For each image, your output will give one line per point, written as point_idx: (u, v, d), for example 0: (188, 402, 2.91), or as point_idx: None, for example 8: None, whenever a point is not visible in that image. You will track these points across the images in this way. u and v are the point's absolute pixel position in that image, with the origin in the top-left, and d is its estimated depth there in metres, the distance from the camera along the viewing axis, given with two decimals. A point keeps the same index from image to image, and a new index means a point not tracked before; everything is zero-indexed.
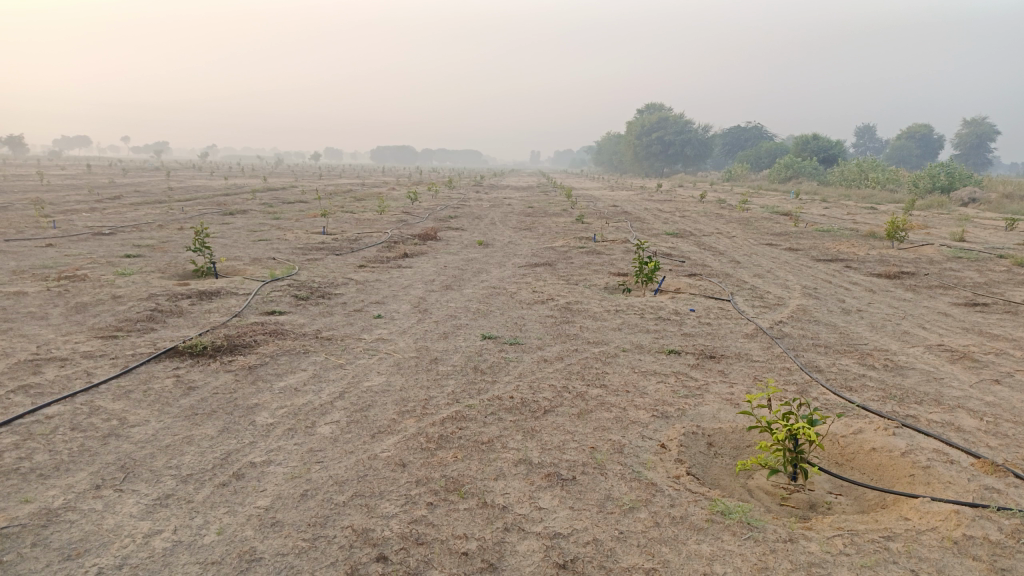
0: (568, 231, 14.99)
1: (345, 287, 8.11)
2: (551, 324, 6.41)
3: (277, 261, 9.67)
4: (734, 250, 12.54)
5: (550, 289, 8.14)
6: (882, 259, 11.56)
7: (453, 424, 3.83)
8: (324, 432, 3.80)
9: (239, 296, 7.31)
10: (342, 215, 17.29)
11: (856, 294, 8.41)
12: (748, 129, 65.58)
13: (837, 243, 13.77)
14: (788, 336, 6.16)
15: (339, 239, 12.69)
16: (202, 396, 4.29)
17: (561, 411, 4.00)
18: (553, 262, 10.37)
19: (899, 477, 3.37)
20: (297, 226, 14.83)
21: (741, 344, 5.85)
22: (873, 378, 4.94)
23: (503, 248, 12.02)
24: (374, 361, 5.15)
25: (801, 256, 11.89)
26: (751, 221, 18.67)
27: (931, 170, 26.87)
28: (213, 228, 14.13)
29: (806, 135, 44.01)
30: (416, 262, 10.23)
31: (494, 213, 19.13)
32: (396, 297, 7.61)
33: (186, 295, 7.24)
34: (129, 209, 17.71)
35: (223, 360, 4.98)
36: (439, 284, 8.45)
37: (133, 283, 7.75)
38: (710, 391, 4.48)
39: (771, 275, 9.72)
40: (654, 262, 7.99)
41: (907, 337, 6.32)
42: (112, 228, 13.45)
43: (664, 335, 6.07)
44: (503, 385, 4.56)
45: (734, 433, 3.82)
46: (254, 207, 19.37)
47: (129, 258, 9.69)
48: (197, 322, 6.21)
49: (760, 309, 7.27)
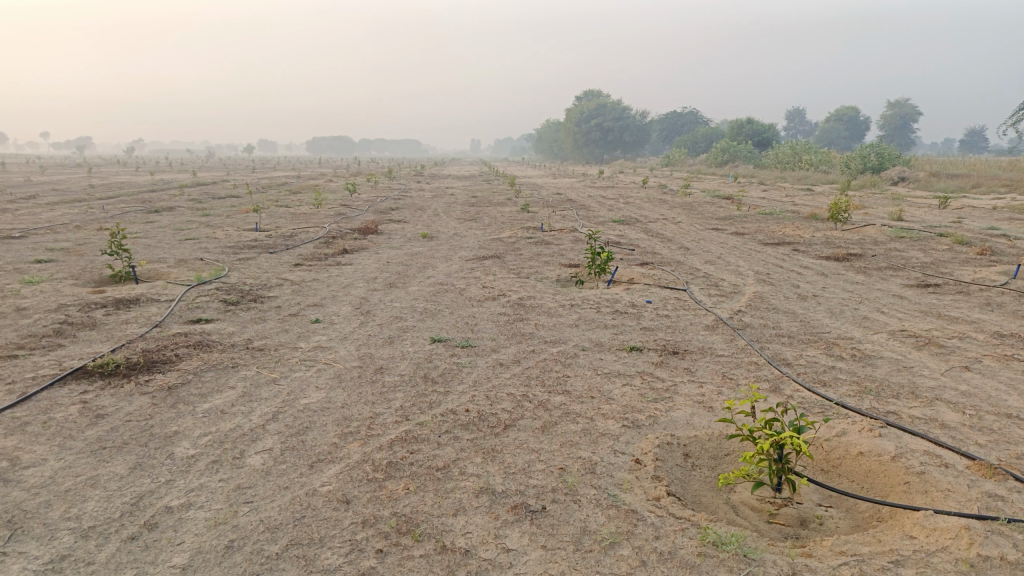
0: (513, 221, 14.59)
1: (280, 289, 7.54)
2: (503, 323, 6.01)
3: (205, 263, 8.99)
4: (681, 236, 12.37)
5: (500, 284, 7.74)
6: (828, 241, 11.55)
7: (403, 447, 3.41)
8: (254, 465, 3.32)
9: (162, 304, 6.68)
10: (276, 209, 16.51)
11: (809, 278, 8.27)
12: (684, 116, 66.40)
13: (781, 225, 13.76)
14: (750, 327, 5.91)
15: (274, 236, 12.00)
16: (112, 426, 3.75)
17: (522, 425, 3.61)
18: (501, 254, 9.95)
19: (893, 486, 3.11)
20: (229, 223, 14.01)
21: (703, 337, 5.57)
22: (844, 371, 4.70)
23: (448, 240, 11.56)
24: (312, 374, 4.67)
25: (748, 240, 11.79)
26: (694, 205, 18.63)
27: (862, 152, 27.45)
28: (136, 227, 13.23)
29: (741, 119, 44.75)
30: (356, 259, 9.68)
31: (436, 204, 18.57)
32: (335, 298, 7.10)
33: (102, 304, 6.57)
34: (43, 210, 16.47)
35: (139, 380, 4.42)
36: (382, 282, 7.95)
37: (41, 292, 7.02)
38: (680, 393, 4.15)
39: (723, 261, 9.52)
40: (606, 252, 7.67)
41: (868, 322, 6.15)
42: (22, 231, 12.43)
43: (623, 330, 5.74)
44: (456, 397, 4.15)
45: (712, 442, 3.49)
46: (182, 203, 18.37)
47: (39, 263, 8.87)
48: (112, 335, 5.59)
49: (717, 298, 7.02)
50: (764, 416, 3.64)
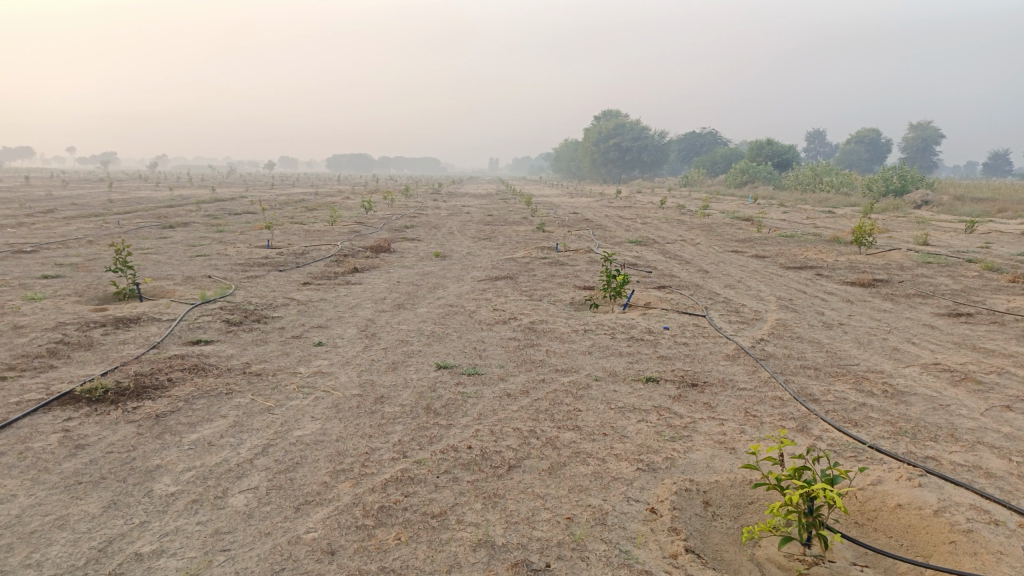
0: (528, 240, 14.36)
1: (285, 309, 7.34)
2: (513, 349, 5.75)
3: (212, 281, 8.82)
4: (700, 259, 12.08)
5: (512, 307, 7.49)
6: (852, 265, 11.20)
7: (397, 490, 3.14)
8: (236, 506, 3.07)
9: (162, 323, 6.49)
10: (290, 226, 16.42)
11: (834, 305, 7.94)
12: (703, 136, 66.15)
13: (803, 249, 13.41)
14: (773, 357, 5.61)
15: (285, 253, 11.86)
16: (91, 459, 3.52)
17: (528, 466, 3.34)
18: (514, 276, 9.71)
19: (937, 545, 2.78)
20: (242, 239, 13.90)
21: (723, 368, 5.26)
22: (876, 409, 4.38)
23: (461, 260, 11.35)
24: (308, 403, 4.42)
25: (769, 264, 11.47)
26: (713, 226, 18.32)
27: (885, 174, 27.03)
28: (148, 243, 13.15)
29: (760, 140, 44.38)
30: (367, 278, 9.48)
31: (452, 223, 18.42)
32: (341, 320, 6.88)
33: (101, 323, 6.39)
34: (59, 224, 16.49)
35: (127, 407, 4.20)
36: (391, 303, 7.73)
37: (42, 309, 6.86)
38: (699, 431, 3.86)
39: (743, 285, 9.21)
40: (622, 276, 7.39)
41: (899, 355, 5.82)
42: (35, 245, 12.39)
43: (639, 359, 5.46)
44: (459, 431, 3.88)
45: (734, 488, 3.20)
46: (197, 218, 18.36)
47: (45, 279, 8.76)
48: (107, 357, 5.39)
49: (737, 325, 6.71)
50: (792, 463, 3.34)
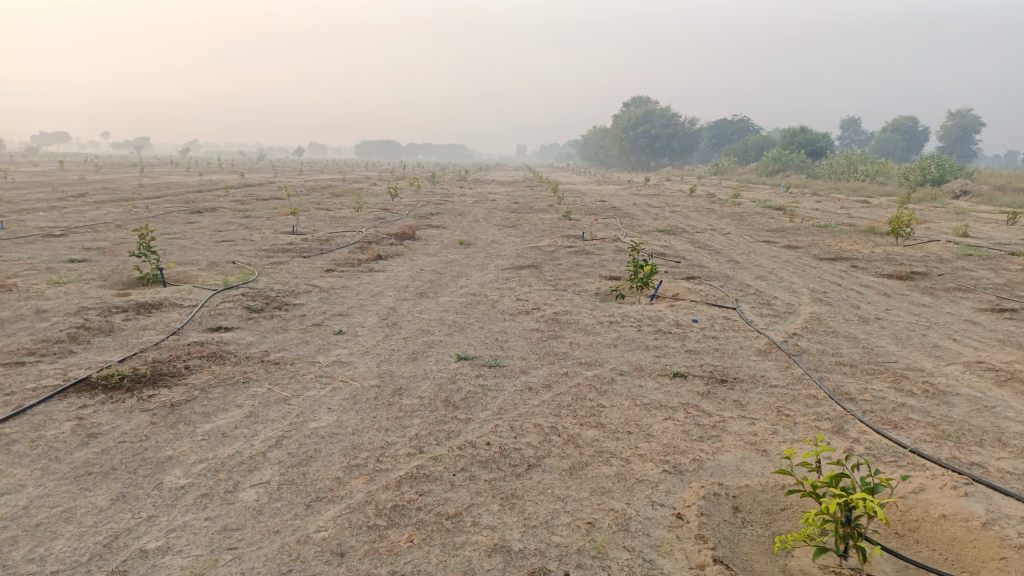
0: (554, 229, 14.18)
1: (307, 296, 7.27)
2: (536, 341, 5.60)
3: (236, 266, 8.78)
4: (730, 249, 11.81)
5: (536, 297, 7.34)
6: (889, 257, 10.86)
7: (411, 488, 3.02)
8: (245, 501, 2.98)
9: (183, 309, 6.45)
10: (316, 212, 16.42)
11: (870, 299, 7.67)
12: (735, 122, 65.09)
13: (837, 240, 13.06)
14: (807, 353, 5.39)
15: (310, 239, 11.82)
16: (103, 448, 3.45)
17: (548, 466, 3.20)
18: (539, 264, 9.56)
19: (987, 561, 2.58)
20: (267, 225, 13.92)
21: (754, 364, 5.07)
22: (917, 410, 4.16)
23: (486, 248, 11.23)
24: (325, 393, 4.32)
25: (802, 255, 11.18)
26: (743, 216, 17.97)
27: (922, 163, 26.34)
28: (176, 227, 13.21)
29: (793, 127, 43.50)
30: (390, 266, 9.39)
31: (477, 210, 18.29)
32: (362, 308, 6.79)
33: (123, 309, 6.37)
34: (90, 208, 16.65)
35: (142, 395, 4.14)
36: (413, 291, 7.62)
37: (66, 294, 6.86)
38: (729, 431, 3.68)
39: (774, 277, 8.96)
40: (649, 266, 7.20)
41: (940, 352, 5.56)
42: (64, 229, 12.50)
43: (666, 353, 5.28)
44: (477, 427, 3.75)
45: (765, 494, 3.02)
46: (225, 204, 18.46)
47: (71, 263, 8.79)
48: (126, 343, 5.35)
49: (769, 318, 6.49)
50: (828, 469, 3.15)
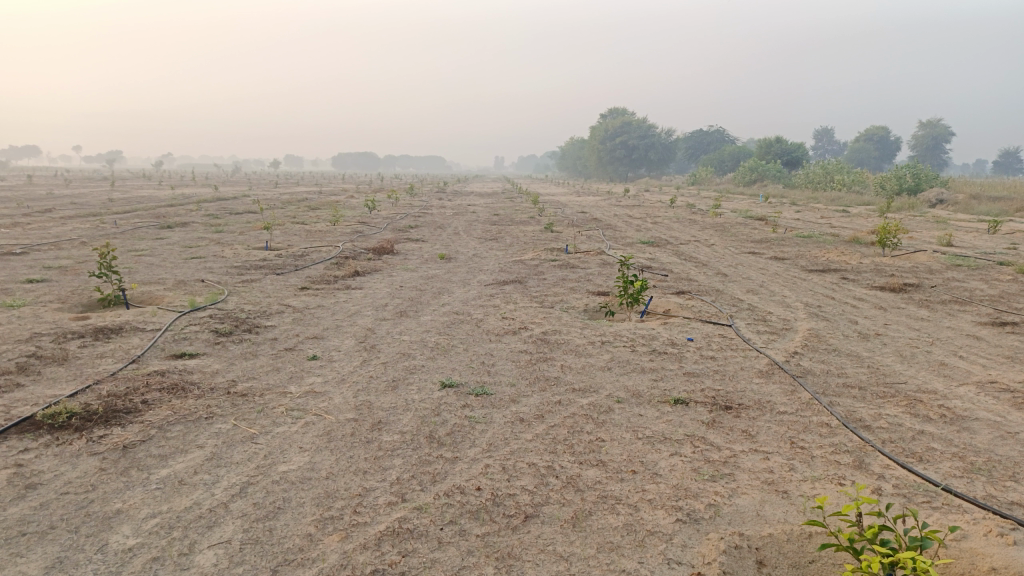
0: (536, 241, 13.87)
1: (280, 317, 6.88)
2: (524, 365, 5.25)
3: (205, 286, 8.35)
4: (717, 260, 11.58)
5: (522, 315, 7.01)
6: (878, 268, 10.68)
7: (393, 547, 2.65)
8: (202, 567, 2.58)
9: (145, 334, 6.02)
10: (292, 226, 15.99)
11: (867, 313, 7.42)
12: (710, 133, 65.47)
13: (824, 250, 12.87)
14: (811, 374, 5.10)
15: (284, 255, 11.39)
16: (41, 502, 3.04)
17: (547, 517, 2.84)
18: (524, 280, 9.23)
19: None
20: (240, 240, 13.46)
21: (758, 387, 4.76)
22: (937, 438, 3.86)
23: (467, 262, 10.89)
24: (297, 430, 3.93)
25: (790, 266, 10.97)
26: (726, 226, 17.84)
27: (898, 173, 26.48)
28: (144, 243, 12.70)
29: (769, 138, 43.69)
30: (368, 282, 9.01)
31: (458, 222, 17.97)
32: (339, 330, 6.39)
33: (79, 334, 5.92)
34: (55, 224, 16.07)
35: (92, 436, 3.72)
36: (392, 311, 7.24)
37: (19, 318, 6.39)
38: (743, 469, 3.35)
39: (765, 290, 8.70)
40: (640, 281, 6.90)
41: (948, 370, 5.30)
42: (26, 246, 11.96)
43: (663, 376, 4.96)
44: (466, 468, 3.39)
45: (792, 544, 2.67)
46: (196, 218, 17.96)
47: (30, 284, 8.31)
48: (81, 373, 4.92)
49: (767, 336, 6.20)
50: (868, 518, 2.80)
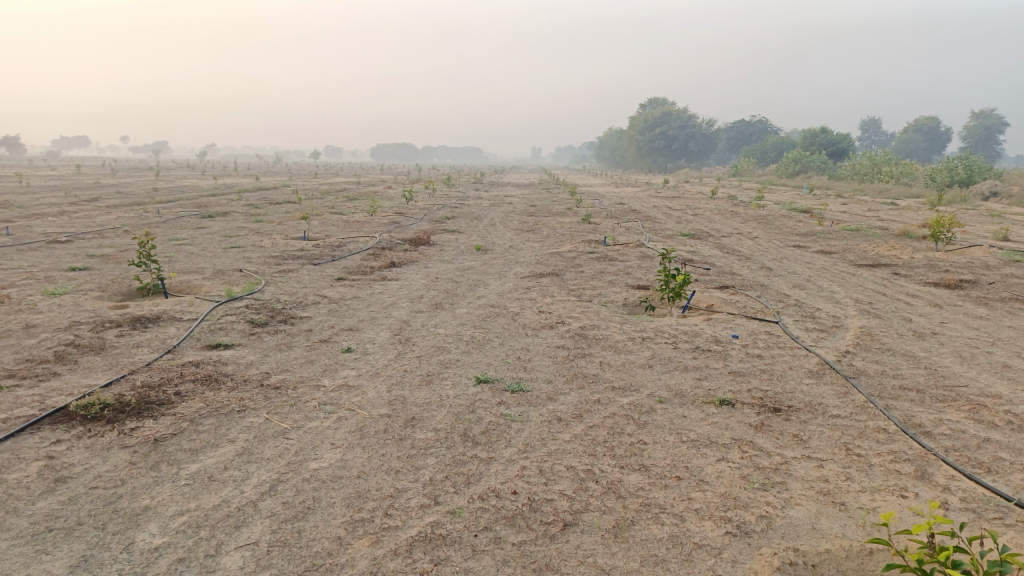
0: (573, 233, 13.68)
1: (315, 308, 6.82)
2: (562, 361, 5.09)
3: (242, 275, 8.36)
4: (760, 254, 11.25)
5: (559, 308, 6.85)
6: (930, 264, 10.25)
7: (425, 554, 2.53)
8: (228, 570, 2.49)
9: (182, 324, 6.01)
10: (330, 216, 16.03)
11: (921, 311, 7.09)
12: (752, 124, 64.16)
13: (873, 244, 12.42)
14: (865, 375, 4.85)
15: (321, 245, 11.40)
16: (70, 497, 2.98)
17: (587, 525, 2.69)
18: (561, 272, 9.05)
19: None
20: (279, 230, 13.52)
21: (808, 388, 4.53)
22: (1006, 447, 3.60)
23: (504, 254, 10.76)
24: (329, 425, 3.84)
25: (837, 260, 10.60)
26: (769, 219, 17.40)
27: (948, 164, 25.57)
28: (185, 233, 12.85)
29: (814, 129, 42.60)
30: (404, 274, 8.94)
31: (494, 214, 17.83)
32: (373, 321, 6.31)
33: (118, 323, 5.94)
34: (101, 213, 16.37)
35: (125, 429, 3.68)
36: (427, 302, 7.15)
37: (60, 306, 6.44)
38: (795, 477, 3.16)
39: (812, 285, 8.39)
40: (682, 275, 6.67)
41: (1013, 373, 5.00)
42: (71, 235, 12.16)
43: (707, 375, 4.75)
44: (502, 470, 3.25)
45: (852, 562, 2.47)
46: (237, 208, 18.14)
47: (73, 272, 8.41)
48: (116, 363, 4.91)
49: (816, 334, 5.93)
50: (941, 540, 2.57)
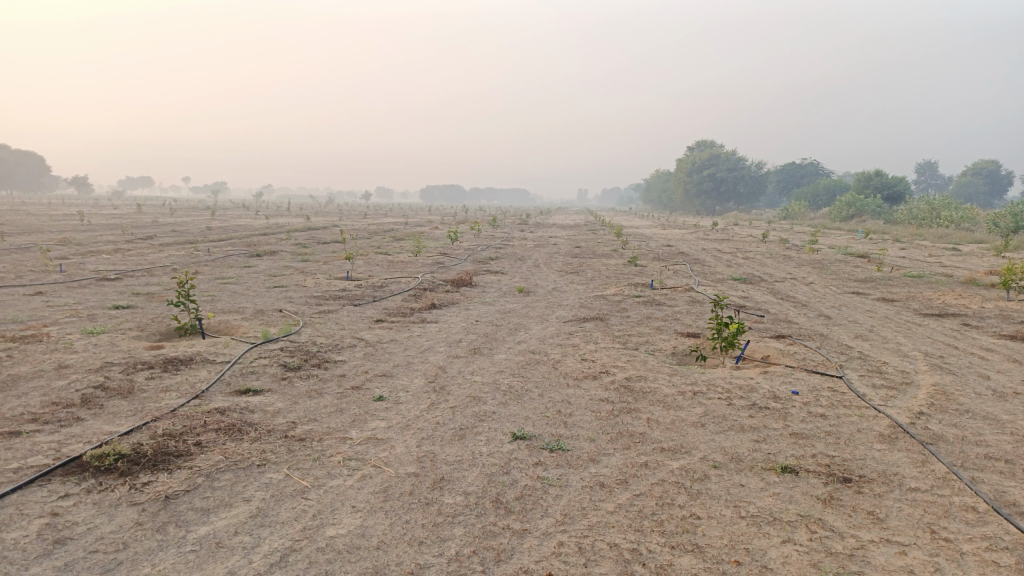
0: (619, 276, 13.33)
1: (351, 352, 6.62)
2: (606, 416, 4.73)
3: (281, 316, 8.24)
4: (817, 301, 10.73)
5: (603, 356, 6.51)
6: (1003, 314, 9.58)
7: None
8: None
9: (214, 366, 5.85)
10: (375, 256, 16.04)
11: (1000, 367, 6.51)
12: (804, 166, 63.08)
13: (938, 293, 11.73)
14: (944, 441, 4.37)
15: (363, 285, 11.30)
16: (66, 562, 2.75)
17: None
18: (606, 317, 8.72)
19: None
20: (323, 270, 13.53)
21: (881, 456, 4.08)
22: None
23: (546, 296, 10.48)
24: (353, 485, 3.55)
25: (900, 309, 10.00)
26: (825, 263, 16.79)
27: (1013, 209, 24.34)
28: (230, 272, 12.92)
29: (868, 171, 41.51)
30: (444, 316, 8.72)
31: (539, 254, 17.64)
32: (409, 367, 6.05)
33: (149, 365, 5.81)
34: (153, 251, 16.70)
35: (138, 484, 3.46)
36: (465, 347, 6.88)
37: (96, 346, 6.37)
38: (874, 567, 2.74)
39: (875, 336, 7.86)
40: (735, 324, 6.27)
41: None
42: (121, 272, 12.35)
43: (766, 436, 4.35)
44: (536, 545, 2.92)
45: None
46: (285, 248, 18.34)
47: (116, 310, 8.41)
48: (142, 408, 4.74)
49: (885, 392, 5.44)
50: None
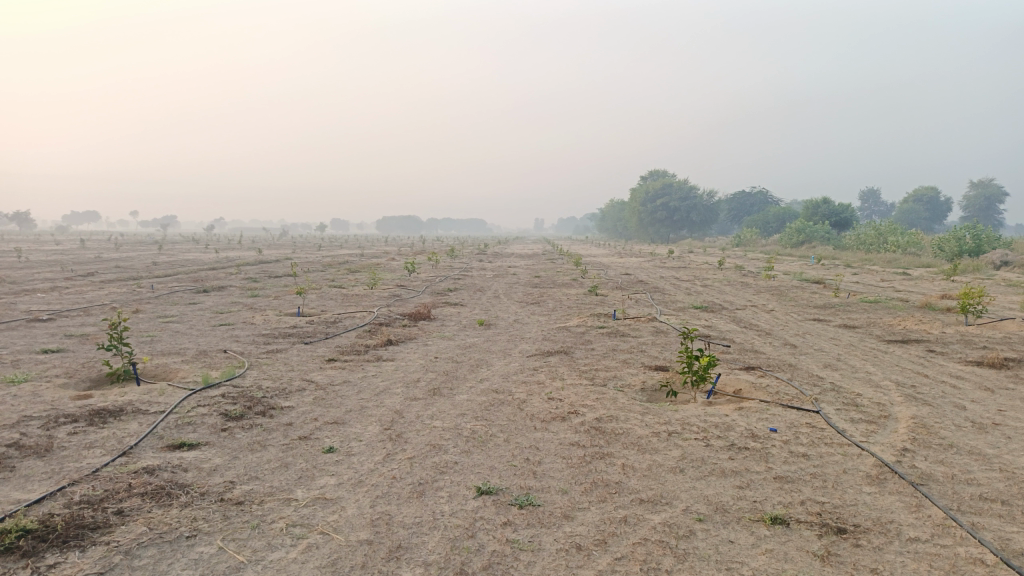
0: (581, 306, 13.08)
1: (301, 396, 6.14)
2: (577, 463, 4.37)
3: (225, 357, 7.71)
4: (781, 329, 10.60)
5: (570, 394, 6.17)
6: (965, 339, 9.53)
7: None
8: None
9: (147, 418, 5.33)
10: (328, 290, 15.51)
11: (974, 395, 6.35)
12: (754, 195, 64.40)
13: (897, 318, 11.72)
14: (935, 480, 4.12)
15: (315, 321, 10.78)
16: None
17: None
18: (570, 350, 8.39)
19: None
20: (273, 305, 12.97)
21: (874, 501, 3.81)
22: None
23: (508, 329, 10.13)
24: (296, 558, 3.12)
25: (863, 336, 9.90)
26: (782, 290, 16.81)
27: (957, 233, 24.90)
28: (174, 309, 12.27)
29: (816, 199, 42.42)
30: (400, 353, 8.29)
31: (498, 285, 17.33)
32: (362, 412, 5.61)
33: (74, 418, 5.26)
34: (92, 288, 15.89)
35: (42, 566, 2.97)
36: (424, 388, 6.45)
37: (15, 397, 5.77)
38: None
39: (845, 366, 7.68)
40: (706, 358, 5.99)
41: None
42: (55, 312, 11.60)
43: (750, 482, 4.04)
44: None
45: None
46: (234, 282, 17.69)
47: (43, 355, 7.77)
48: (60, 468, 4.21)
49: (865, 427, 5.21)
50: None
